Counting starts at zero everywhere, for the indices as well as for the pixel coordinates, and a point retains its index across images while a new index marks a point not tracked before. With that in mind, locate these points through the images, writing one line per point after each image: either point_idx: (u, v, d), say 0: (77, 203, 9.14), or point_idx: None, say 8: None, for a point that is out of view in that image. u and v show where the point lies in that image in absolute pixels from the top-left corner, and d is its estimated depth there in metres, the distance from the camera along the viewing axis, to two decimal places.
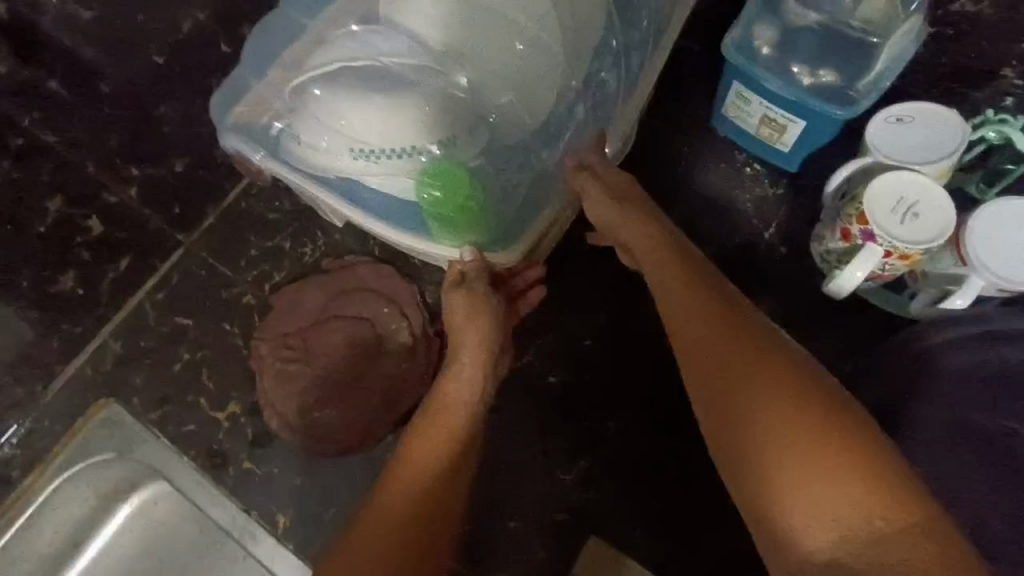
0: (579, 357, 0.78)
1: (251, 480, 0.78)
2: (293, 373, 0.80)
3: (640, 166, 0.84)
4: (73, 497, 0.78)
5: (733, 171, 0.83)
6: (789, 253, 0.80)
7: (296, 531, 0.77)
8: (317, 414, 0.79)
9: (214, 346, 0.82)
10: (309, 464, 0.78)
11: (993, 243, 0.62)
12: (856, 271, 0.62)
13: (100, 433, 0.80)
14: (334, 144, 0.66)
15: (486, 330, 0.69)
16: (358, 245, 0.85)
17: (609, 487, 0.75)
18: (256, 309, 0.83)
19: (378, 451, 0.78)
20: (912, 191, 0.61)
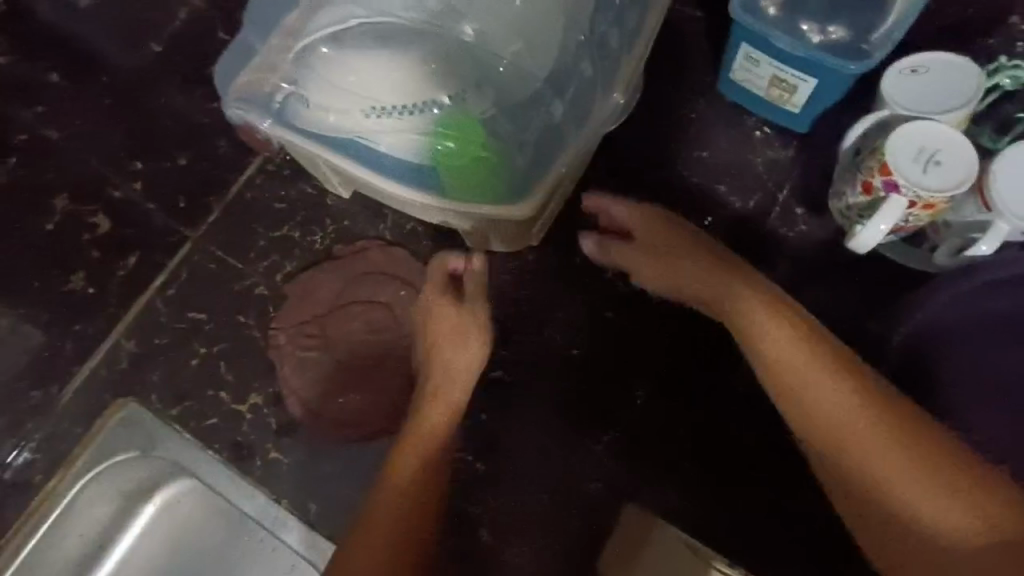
0: (597, 328, 0.78)
1: (280, 472, 0.78)
2: (314, 361, 0.80)
3: (651, 135, 0.84)
4: (95, 500, 0.78)
5: (744, 135, 0.83)
6: (806, 214, 0.80)
7: (328, 518, 0.76)
8: (341, 401, 0.79)
9: (230, 339, 0.81)
10: (336, 451, 0.78)
11: (1015, 188, 0.62)
12: (878, 223, 0.61)
13: (121, 433, 0.79)
14: (344, 103, 0.66)
15: (455, 348, 0.73)
16: (370, 229, 0.83)
17: (637, 455, 0.75)
18: (270, 300, 0.82)
19: None
20: (934, 140, 0.61)
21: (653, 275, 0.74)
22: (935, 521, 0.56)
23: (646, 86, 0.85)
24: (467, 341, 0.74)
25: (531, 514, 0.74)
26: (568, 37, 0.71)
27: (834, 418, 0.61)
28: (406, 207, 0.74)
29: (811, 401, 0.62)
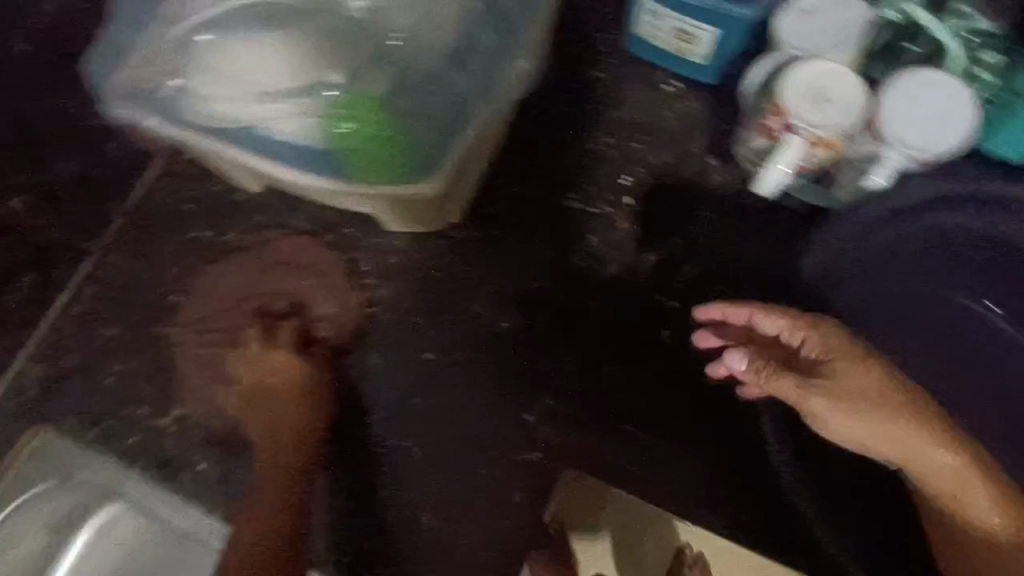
0: (524, 297, 0.77)
1: (210, 482, 0.75)
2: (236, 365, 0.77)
3: (562, 99, 0.83)
4: (22, 532, 0.73)
5: (654, 91, 0.82)
6: (718, 164, 0.80)
7: None
8: None
9: (145, 353, 0.77)
10: None
11: (902, 115, 0.61)
12: (779, 166, 0.63)
13: (39, 462, 0.75)
14: (229, 91, 0.63)
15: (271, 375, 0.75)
16: (281, 222, 0.80)
17: (573, 418, 0.74)
18: (184, 307, 0.78)
19: (337, 429, 0.76)
20: (829, 80, 0.61)
21: (852, 433, 0.60)
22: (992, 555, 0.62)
23: (555, 50, 0.83)
24: (294, 364, 0.75)
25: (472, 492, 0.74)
26: (463, 4, 0.68)
27: (914, 448, 0.60)
28: (318, 195, 0.73)
29: (894, 443, 0.60)
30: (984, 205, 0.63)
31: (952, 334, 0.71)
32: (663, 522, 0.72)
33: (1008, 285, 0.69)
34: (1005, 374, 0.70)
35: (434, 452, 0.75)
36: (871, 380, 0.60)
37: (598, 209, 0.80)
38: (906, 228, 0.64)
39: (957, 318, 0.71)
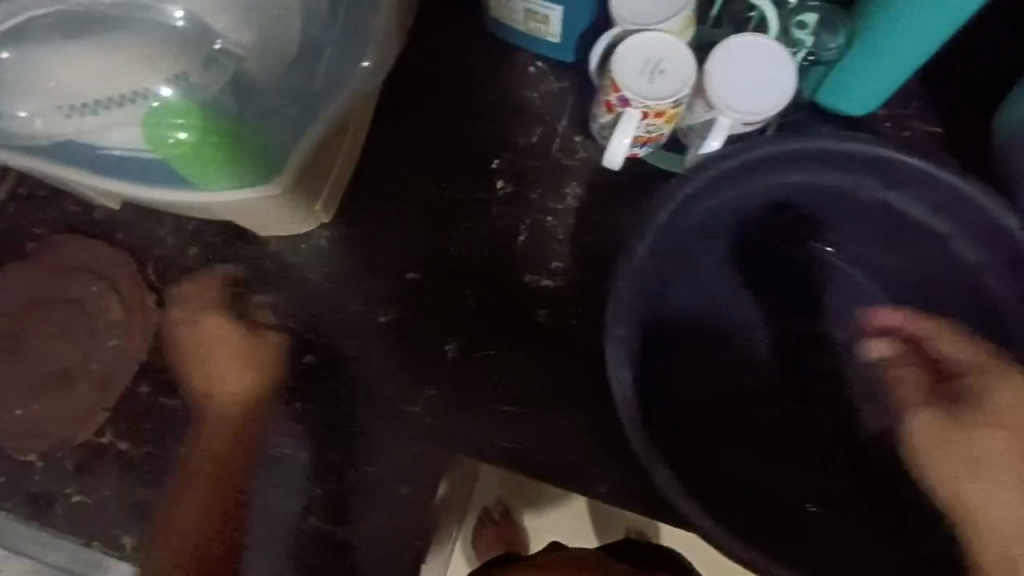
0: (400, 291, 0.77)
1: (87, 511, 0.73)
2: (105, 389, 0.74)
3: (426, 88, 0.82)
4: None
5: (517, 72, 0.82)
6: (584, 141, 0.80)
7: (145, 549, 0.73)
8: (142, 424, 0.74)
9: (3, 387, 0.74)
10: (145, 478, 0.73)
11: (731, 80, 0.63)
12: (621, 139, 0.65)
13: None
14: (44, 107, 0.60)
15: (232, 371, 0.75)
16: (145, 240, 0.77)
17: (457, 406, 0.75)
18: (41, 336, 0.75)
19: (215, 444, 0.74)
20: (658, 50, 0.63)
21: None
22: None
23: (415, 39, 0.82)
24: (254, 351, 0.75)
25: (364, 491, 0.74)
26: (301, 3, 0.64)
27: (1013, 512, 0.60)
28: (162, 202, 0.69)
29: (1010, 459, 0.61)
30: (819, 160, 0.64)
31: (796, 278, 0.72)
32: (624, 520, 0.79)
33: (848, 226, 0.70)
34: (853, 317, 0.72)
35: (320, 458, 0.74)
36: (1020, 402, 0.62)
37: (468, 195, 0.79)
38: (740, 190, 0.64)
39: (798, 264, 0.72)
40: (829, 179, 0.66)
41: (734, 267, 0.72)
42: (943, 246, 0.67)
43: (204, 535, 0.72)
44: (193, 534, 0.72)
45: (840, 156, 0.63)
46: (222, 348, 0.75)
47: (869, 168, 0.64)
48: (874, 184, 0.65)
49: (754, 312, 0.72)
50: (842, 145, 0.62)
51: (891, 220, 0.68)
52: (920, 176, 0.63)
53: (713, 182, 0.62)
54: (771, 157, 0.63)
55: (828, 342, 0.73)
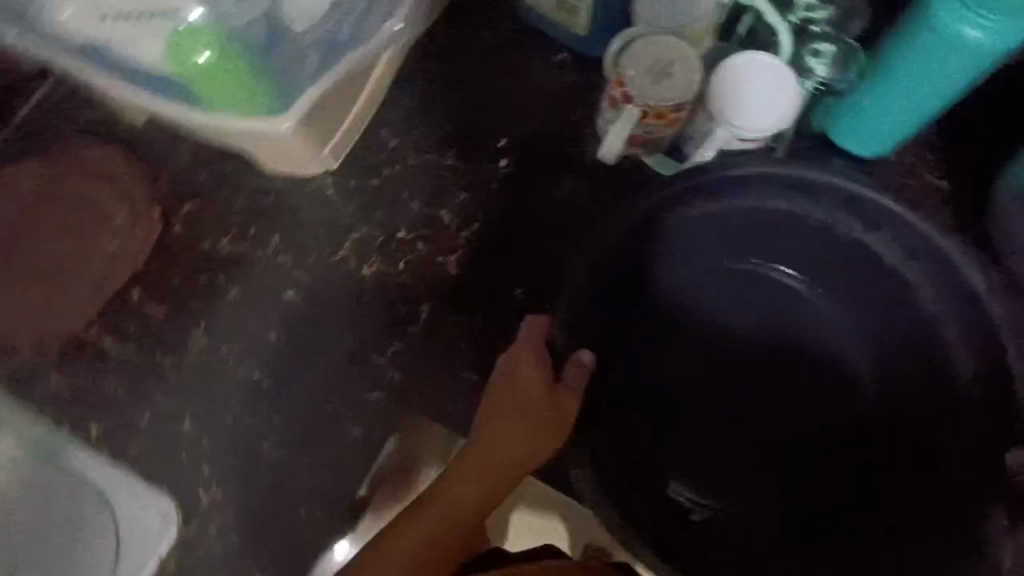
0: (387, 248, 0.80)
1: (61, 396, 0.78)
2: (98, 288, 0.78)
3: (450, 60, 0.84)
4: None
5: (541, 59, 0.84)
6: (592, 137, 0.82)
7: (109, 441, 0.77)
8: (126, 327, 0.78)
9: (9, 268, 0.79)
10: (120, 376, 0.78)
11: (736, 96, 0.64)
12: (615, 135, 0.68)
13: None
14: (81, 10, 0.64)
15: (538, 410, 0.66)
16: (161, 157, 0.81)
17: (421, 364, 0.78)
18: (52, 228, 0.80)
19: (189, 359, 0.78)
20: (669, 54, 0.65)
21: None
22: None
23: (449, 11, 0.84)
24: (569, 408, 0.66)
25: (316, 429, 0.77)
26: None
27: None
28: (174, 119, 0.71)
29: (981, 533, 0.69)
30: (795, 188, 0.66)
31: (765, 303, 0.73)
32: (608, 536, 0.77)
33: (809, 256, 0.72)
34: (809, 349, 0.73)
35: (283, 389, 0.78)
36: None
37: (470, 168, 0.82)
38: (716, 201, 0.67)
39: (766, 288, 0.73)
40: (799, 209, 0.68)
41: (701, 283, 0.73)
42: (908, 294, 0.68)
43: (164, 439, 0.77)
44: (154, 436, 0.77)
45: (807, 185, 0.65)
46: (518, 394, 0.66)
47: (837, 203, 0.66)
48: (847, 222, 0.67)
49: (714, 330, 0.74)
50: (827, 179, 0.64)
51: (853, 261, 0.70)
52: (894, 219, 0.64)
53: (682, 193, 0.66)
54: (750, 173, 0.65)
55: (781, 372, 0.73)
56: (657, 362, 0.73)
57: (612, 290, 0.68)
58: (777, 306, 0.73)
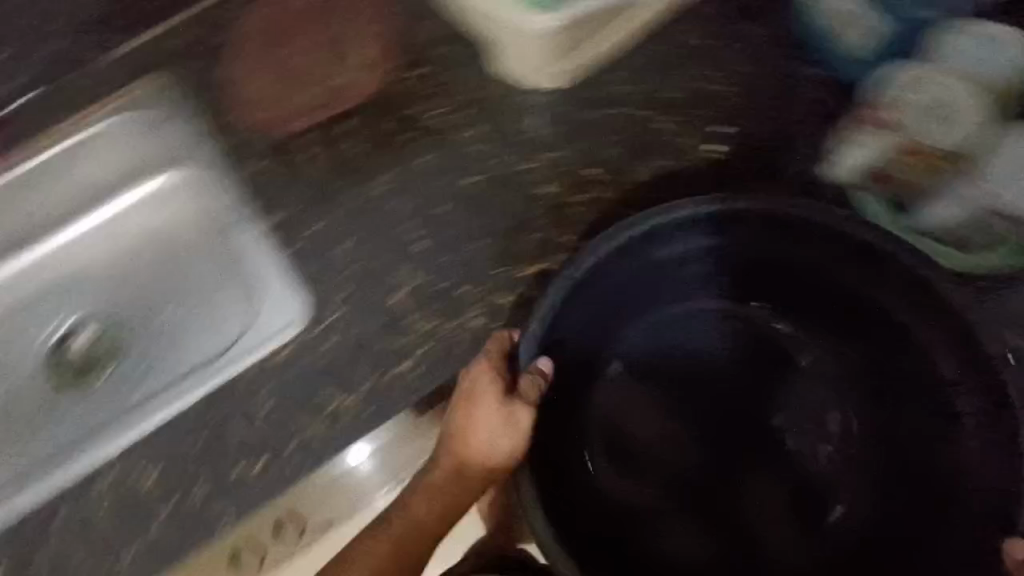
0: (577, 178, 0.75)
1: (250, 183, 0.80)
2: (320, 106, 0.81)
3: (719, 31, 0.79)
4: (122, 142, 0.89)
5: (810, 65, 0.77)
6: (832, 159, 0.74)
7: (278, 233, 0.78)
8: (334, 148, 0.79)
9: (261, 64, 0.84)
10: (307, 190, 0.78)
11: (1002, 167, 0.69)
12: (860, 150, 0.72)
13: (151, 101, 0.86)
14: None
15: (498, 449, 0.68)
16: (414, 20, 0.83)
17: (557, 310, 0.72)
18: (306, 48, 0.84)
19: (369, 199, 0.77)
20: (943, 100, 0.71)
21: None
22: None
23: None
24: (519, 424, 0.67)
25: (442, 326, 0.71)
26: None
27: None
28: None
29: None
30: (766, 223, 0.68)
31: (728, 341, 0.75)
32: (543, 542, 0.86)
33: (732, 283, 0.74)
34: (740, 384, 0.74)
35: (435, 268, 0.73)
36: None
37: (694, 137, 0.76)
38: (700, 237, 0.70)
39: (701, 321, 0.75)
40: (761, 246, 0.71)
41: (675, 315, 0.75)
42: (928, 362, 0.68)
43: (316, 256, 0.76)
44: (307, 252, 0.76)
45: (785, 223, 0.68)
46: (471, 431, 0.68)
47: (827, 241, 0.68)
48: (830, 262, 0.70)
49: (674, 361, 0.75)
50: (895, 258, 0.65)
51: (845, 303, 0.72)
52: (946, 319, 0.64)
53: (651, 236, 0.68)
54: (739, 211, 0.67)
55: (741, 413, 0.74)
56: (638, 390, 0.74)
57: (581, 315, 0.70)
58: (737, 342, 0.75)
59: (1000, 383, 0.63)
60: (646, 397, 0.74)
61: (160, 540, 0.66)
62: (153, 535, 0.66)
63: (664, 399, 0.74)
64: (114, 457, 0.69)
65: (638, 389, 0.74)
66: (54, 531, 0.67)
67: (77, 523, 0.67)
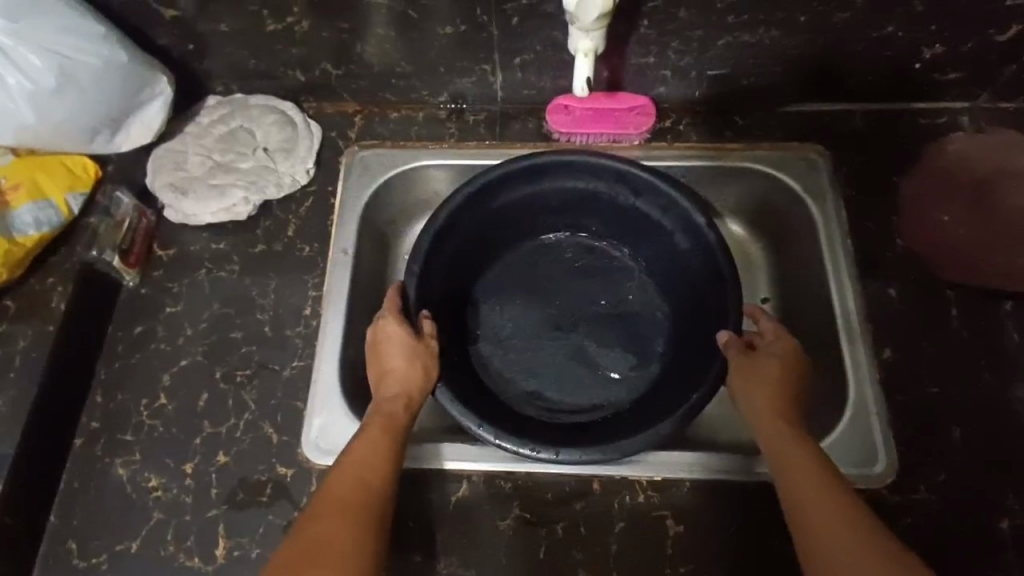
0: None
1: (871, 317, 0.73)
2: (984, 291, 0.73)
3: None
4: (736, 184, 0.84)
5: None
6: None
7: (884, 380, 0.70)
8: (970, 333, 0.71)
9: (927, 206, 0.78)
10: (924, 357, 0.71)
11: None
12: None
13: (804, 169, 0.81)
14: None
15: (401, 367, 0.67)
16: None
17: (957, 528, 0.63)
18: (988, 220, 0.76)
19: (988, 413, 0.68)
20: None
21: (390, 409, 0.64)
22: (335, 494, 0.56)
23: None
24: (424, 360, 0.68)
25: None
26: None
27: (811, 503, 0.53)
28: None
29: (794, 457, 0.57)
30: (600, 174, 0.80)
31: (585, 265, 0.87)
32: None
33: (607, 226, 0.86)
34: (641, 359, 0.82)
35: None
36: (775, 371, 0.65)
37: None
38: (522, 189, 0.81)
39: (563, 264, 0.87)
40: (592, 186, 0.81)
41: (555, 261, 0.88)
42: (662, 231, 0.81)
43: (908, 434, 0.67)
44: (895, 424, 0.68)
45: (666, 199, 0.78)
46: (379, 351, 0.69)
47: (684, 223, 0.78)
48: (625, 194, 0.81)
49: (529, 295, 0.86)
50: (601, 157, 0.78)
51: (677, 256, 0.82)
52: (650, 186, 0.78)
53: (493, 185, 0.79)
54: (553, 166, 0.79)
55: (598, 341, 0.83)
56: (513, 327, 0.84)
57: (477, 220, 0.81)
58: (601, 268, 0.87)
59: (686, 216, 0.77)
60: (552, 361, 0.82)
61: None
62: None
63: (556, 367, 0.82)
64: (639, 487, 0.66)
65: (524, 352, 0.83)
66: (568, 516, 0.65)
67: (595, 527, 0.65)
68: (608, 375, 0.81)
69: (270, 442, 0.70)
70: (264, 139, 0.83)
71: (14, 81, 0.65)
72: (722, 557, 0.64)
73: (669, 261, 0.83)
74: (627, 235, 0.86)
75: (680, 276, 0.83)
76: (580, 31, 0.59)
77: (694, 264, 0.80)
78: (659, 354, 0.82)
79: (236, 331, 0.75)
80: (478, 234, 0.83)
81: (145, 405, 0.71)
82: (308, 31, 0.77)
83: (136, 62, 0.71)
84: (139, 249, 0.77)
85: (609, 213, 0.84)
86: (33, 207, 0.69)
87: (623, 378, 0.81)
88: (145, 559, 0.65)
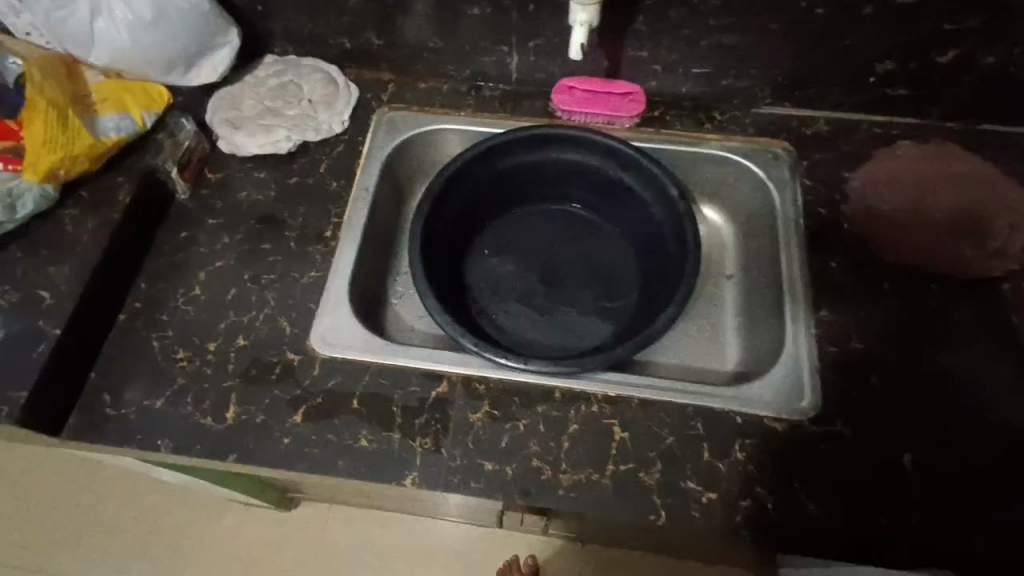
0: None
1: (812, 283, 0.84)
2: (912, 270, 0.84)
3: None
4: (709, 170, 0.96)
5: None
6: None
7: (819, 335, 0.80)
8: (897, 305, 0.82)
9: (874, 198, 0.89)
10: (856, 320, 0.81)
11: None
12: None
13: (768, 159, 0.93)
14: None
15: None
16: None
17: (865, 460, 0.72)
18: (926, 213, 0.87)
19: (905, 369, 0.78)
20: None
21: None
22: None
23: None
24: None
25: (941, 523, 0.69)
26: None
27: None
28: None
29: None
30: (591, 148, 0.92)
31: (570, 227, 1.00)
32: None
33: (593, 195, 0.99)
34: (613, 307, 0.94)
35: (960, 464, 0.72)
36: None
37: None
38: (524, 156, 0.94)
39: (551, 225, 1.00)
40: (583, 160, 0.94)
41: (544, 222, 1.00)
42: (642, 202, 0.93)
43: (835, 379, 0.77)
44: (824, 369, 0.78)
45: (648, 174, 0.90)
46: None
47: (660, 195, 0.90)
48: (612, 167, 0.93)
49: (522, 246, 0.99)
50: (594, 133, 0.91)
51: (652, 224, 0.93)
52: (635, 162, 0.90)
53: (498, 149, 0.92)
54: (551, 138, 0.92)
55: (577, 290, 0.95)
56: (504, 272, 0.97)
57: (480, 177, 0.94)
58: (585, 232, 1.00)
59: (662, 190, 0.89)
60: (534, 299, 0.94)
61: (607, 494, 0.71)
62: (601, 483, 0.72)
63: (537, 307, 0.94)
64: (594, 399, 0.77)
65: (510, 293, 0.95)
66: (532, 417, 0.76)
67: (552, 426, 0.75)
68: (585, 320, 0.93)
69: (284, 332, 0.81)
70: (308, 92, 0.97)
71: (121, 12, 0.79)
72: (658, 461, 0.73)
73: (646, 230, 0.95)
74: (610, 204, 0.98)
75: (653, 242, 0.94)
76: (578, 4, 0.73)
77: (665, 232, 0.91)
78: (629, 306, 0.94)
79: (266, 243, 0.88)
80: (481, 192, 0.95)
81: (181, 293, 0.84)
82: (358, 3, 0.91)
83: (214, 13, 0.85)
84: (194, 167, 0.91)
85: (597, 185, 0.97)
86: (117, 117, 0.84)
87: (593, 320, 0.93)
88: (165, 413, 0.76)
